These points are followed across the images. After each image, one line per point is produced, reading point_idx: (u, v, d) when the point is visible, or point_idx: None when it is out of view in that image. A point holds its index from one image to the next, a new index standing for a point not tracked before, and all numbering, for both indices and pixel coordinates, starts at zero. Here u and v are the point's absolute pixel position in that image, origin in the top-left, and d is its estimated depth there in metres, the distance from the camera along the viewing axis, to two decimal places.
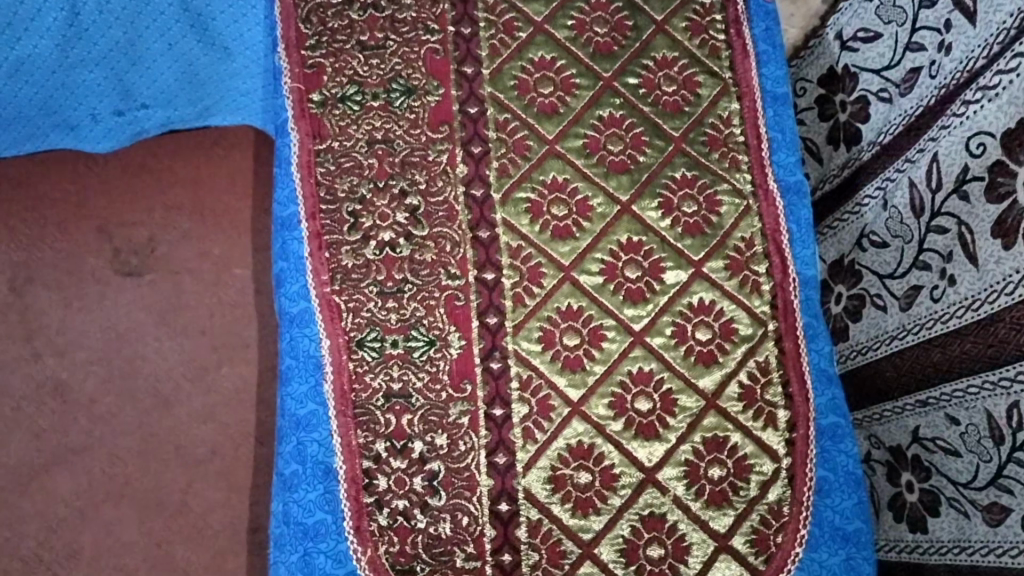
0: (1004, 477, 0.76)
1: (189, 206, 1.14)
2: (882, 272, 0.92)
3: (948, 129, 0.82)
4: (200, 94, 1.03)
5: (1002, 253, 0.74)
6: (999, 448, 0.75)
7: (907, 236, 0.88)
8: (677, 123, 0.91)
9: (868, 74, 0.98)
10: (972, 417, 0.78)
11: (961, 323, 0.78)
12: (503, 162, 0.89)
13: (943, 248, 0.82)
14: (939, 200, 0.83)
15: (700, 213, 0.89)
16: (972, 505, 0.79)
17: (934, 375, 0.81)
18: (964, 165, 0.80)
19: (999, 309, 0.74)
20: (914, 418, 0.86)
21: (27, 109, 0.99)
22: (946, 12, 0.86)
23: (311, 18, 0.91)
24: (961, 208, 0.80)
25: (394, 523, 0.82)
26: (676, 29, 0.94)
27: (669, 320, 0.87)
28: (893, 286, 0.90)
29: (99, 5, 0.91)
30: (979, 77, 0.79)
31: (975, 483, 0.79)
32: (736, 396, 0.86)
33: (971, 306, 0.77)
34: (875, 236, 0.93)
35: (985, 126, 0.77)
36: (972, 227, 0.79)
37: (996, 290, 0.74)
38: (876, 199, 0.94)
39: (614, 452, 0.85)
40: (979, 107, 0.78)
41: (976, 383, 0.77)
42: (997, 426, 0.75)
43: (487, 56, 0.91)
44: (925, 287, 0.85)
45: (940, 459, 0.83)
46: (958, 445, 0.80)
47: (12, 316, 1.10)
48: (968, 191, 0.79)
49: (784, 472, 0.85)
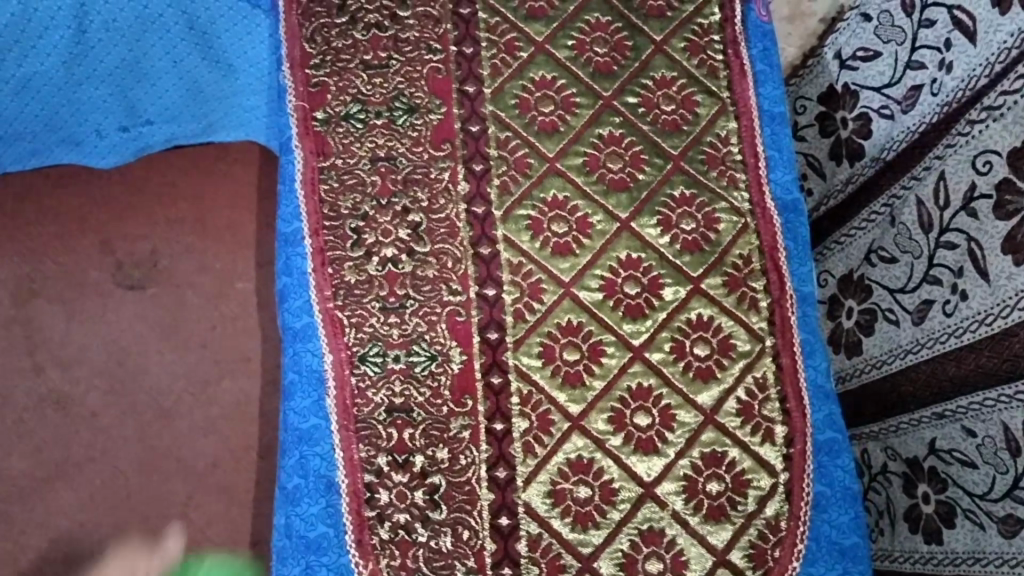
0: (1019, 489, 0.77)
1: (192, 220, 1.15)
2: (893, 287, 0.93)
3: (954, 148, 0.84)
4: (203, 110, 1.05)
5: (1013, 269, 0.75)
6: (1016, 460, 0.77)
7: (917, 251, 0.90)
8: (675, 141, 0.93)
9: (869, 92, 0.99)
10: (989, 429, 0.79)
11: (975, 337, 0.79)
12: (504, 179, 0.90)
13: (954, 263, 0.84)
14: (948, 217, 0.84)
15: (698, 229, 0.91)
16: (988, 517, 0.80)
17: (950, 389, 0.83)
18: (971, 182, 0.81)
19: (1012, 324, 0.75)
20: (930, 430, 0.87)
21: (33, 125, 1.00)
22: (946, 31, 0.87)
23: (315, 38, 0.92)
24: (970, 224, 0.81)
25: (395, 536, 0.83)
26: (675, 49, 0.95)
27: (667, 336, 0.88)
28: (904, 300, 0.91)
29: (107, 23, 0.91)
30: (983, 96, 0.80)
31: (991, 495, 0.80)
32: (734, 412, 0.87)
33: (984, 321, 0.79)
34: (885, 251, 0.95)
35: (991, 144, 0.79)
36: (983, 244, 0.80)
37: (1008, 305, 0.75)
38: (884, 215, 0.95)
39: (614, 467, 0.86)
40: (985, 127, 0.79)
41: (992, 397, 0.78)
42: (1014, 438, 0.77)
43: (488, 75, 0.92)
44: (937, 301, 0.86)
45: (957, 470, 0.84)
46: (974, 457, 0.82)
47: (15, 328, 1.11)
48: (976, 208, 0.80)
49: (781, 487, 0.86)
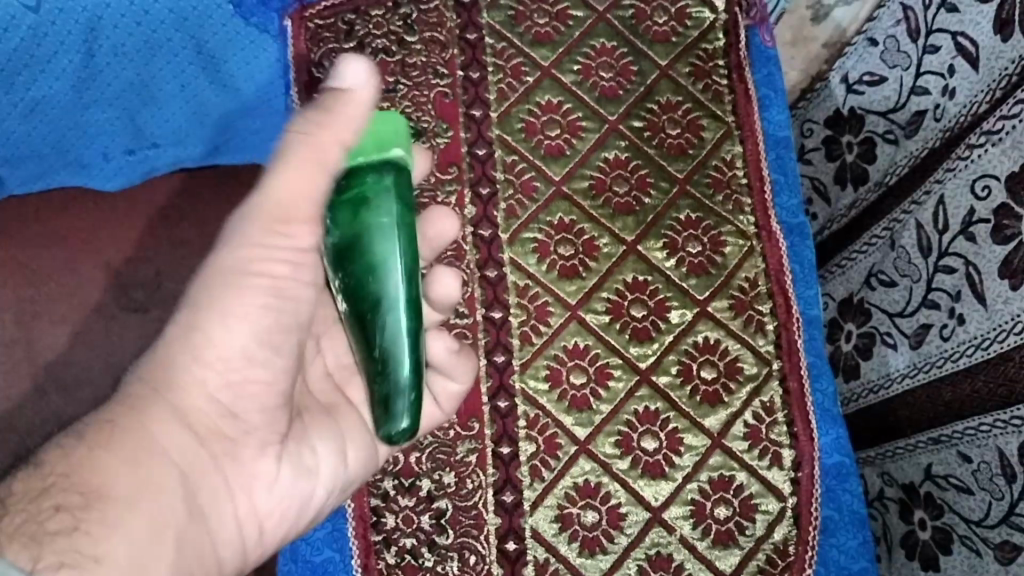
0: (1015, 515, 0.78)
1: (196, 243, 1.16)
2: (892, 311, 0.94)
3: (953, 172, 0.84)
4: (210, 134, 1.06)
5: (1009, 293, 0.77)
6: (1011, 486, 0.78)
7: (916, 275, 0.90)
8: (681, 165, 0.93)
9: (874, 117, 0.99)
10: (984, 455, 0.81)
11: (970, 362, 0.81)
12: (511, 203, 0.90)
13: (951, 287, 0.85)
14: (947, 241, 0.85)
15: (704, 252, 0.91)
16: (984, 543, 0.82)
17: (948, 414, 0.84)
18: (970, 207, 0.82)
19: (1008, 348, 0.76)
20: (926, 456, 0.88)
21: (40, 148, 1.01)
22: (950, 57, 0.87)
23: (323, 62, 0.95)
24: (968, 248, 0.82)
25: (402, 561, 0.82)
26: (680, 74, 0.95)
27: (674, 359, 0.88)
28: (902, 324, 0.92)
29: (115, 48, 0.90)
30: (983, 121, 0.81)
31: (987, 521, 0.82)
32: (741, 436, 0.87)
33: (981, 345, 0.80)
34: (884, 274, 0.95)
35: (990, 169, 0.79)
36: (980, 267, 0.81)
37: (1005, 329, 0.77)
38: (884, 239, 0.95)
39: (621, 491, 0.85)
40: (983, 151, 0.80)
41: (988, 422, 0.79)
42: (1009, 464, 0.78)
43: (495, 99, 0.93)
44: (935, 325, 0.87)
45: (953, 496, 0.86)
46: (970, 484, 0.83)
47: (18, 351, 1.13)
48: (975, 233, 0.81)
49: (789, 511, 0.86)
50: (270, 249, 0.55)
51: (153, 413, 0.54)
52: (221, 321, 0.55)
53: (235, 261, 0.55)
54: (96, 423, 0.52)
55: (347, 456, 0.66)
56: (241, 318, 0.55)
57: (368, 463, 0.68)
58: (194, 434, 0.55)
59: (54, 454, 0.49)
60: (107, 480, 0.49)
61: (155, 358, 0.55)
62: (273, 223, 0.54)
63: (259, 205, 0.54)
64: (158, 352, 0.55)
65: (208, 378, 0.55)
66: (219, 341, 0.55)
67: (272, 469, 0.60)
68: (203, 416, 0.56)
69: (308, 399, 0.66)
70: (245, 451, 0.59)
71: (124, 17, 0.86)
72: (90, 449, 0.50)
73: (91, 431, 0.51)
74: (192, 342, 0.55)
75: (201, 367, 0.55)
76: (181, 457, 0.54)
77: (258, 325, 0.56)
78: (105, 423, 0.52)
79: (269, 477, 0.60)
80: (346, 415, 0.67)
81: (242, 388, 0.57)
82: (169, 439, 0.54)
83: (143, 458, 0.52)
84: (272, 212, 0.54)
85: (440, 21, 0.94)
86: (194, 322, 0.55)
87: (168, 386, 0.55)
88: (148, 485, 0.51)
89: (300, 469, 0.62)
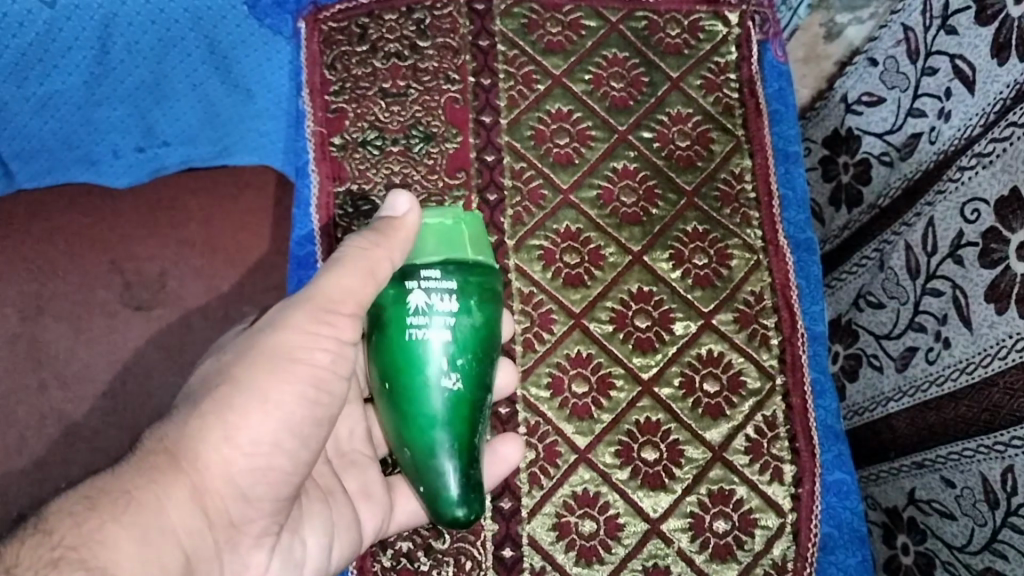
0: (997, 542, 0.80)
1: (203, 244, 1.17)
2: (879, 333, 0.95)
3: (944, 194, 0.84)
4: (219, 135, 1.07)
5: (995, 317, 0.77)
6: (994, 512, 0.79)
7: (903, 297, 0.91)
8: (690, 177, 0.93)
9: (871, 138, 0.98)
10: (967, 480, 0.82)
11: (956, 385, 0.82)
12: (518, 210, 0.90)
13: (938, 310, 0.85)
14: (935, 263, 0.85)
15: (711, 265, 0.91)
16: (967, 569, 0.84)
17: (931, 438, 0.86)
18: (959, 229, 0.82)
19: (992, 373, 0.77)
20: (910, 480, 0.90)
21: (52, 143, 1.02)
22: (947, 80, 0.87)
23: (336, 65, 0.91)
24: (957, 272, 0.83)
25: (397, 564, 0.82)
26: (691, 86, 0.95)
27: (677, 371, 0.88)
28: (889, 346, 0.93)
29: (129, 45, 0.90)
30: (974, 144, 0.81)
31: (970, 547, 0.83)
32: (742, 449, 0.87)
33: (965, 369, 0.81)
34: (872, 296, 0.96)
35: (979, 192, 0.79)
36: (967, 291, 0.81)
37: (990, 354, 0.78)
38: (874, 260, 0.96)
39: (620, 501, 0.85)
40: (974, 173, 0.80)
41: (972, 447, 0.80)
42: (992, 490, 0.79)
43: (506, 106, 0.92)
44: (921, 348, 0.88)
45: (936, 521, 0.87)
46: (954, 509, 0.84)
47: (21, 344, 1.12)
48: (962, 256, 0.82)
49: (788, 527, 0.85)
50: (314, 336, 0.64)
51: (170, 491, 0.59)
52: (254, 410, 0.62)
53: (279, 352, 0.63)
54: (112, 492, 0.57)
55: (332, 547, 0.73)
56: (273, 411, 0.63)
57: (347, 557, 0.75)
58: (201, 515, 0.61)
59: (66, 521, 0.54)
60: (115, 556, 0.54)
61: (182, 428, 0.61)
62: (318, 314, 0.64)
63: (309, 297, 0.64)
64: (185, 423, 0.61)
65: (229, 461, 0.62)
66: (248, 427, 0.62)
67: (263, 557, 0.67)
68: (215, 497, 0.62)
69: (314, 483, 0.73)
70: (244, 537, 0.65)
71: (139, 15, 0.87)
72: (103, 522, 0.55)
73: (105, 500, 0.56)
74: (222, 423, 0.61)
75: (227, 448, 0.61)
76: (184, 534, 0.60)
77: (285, 417, 0.63)
78: (120, 494, 0.57)
79: (259, 567, 0.67)
80: (340, 504, 0.74)
81: (261, 475, 0.63)
82: (177, 515, 0.59)
83: (150, 536, 0.57)
84: (317, 303, 0.64)
85: (452, 27, 0.93)
86: (233, 406, 0.62)
87: (191, 465, 0.60)
88: (151, 563, 0.56)
89: (289, 562, 0.69)
